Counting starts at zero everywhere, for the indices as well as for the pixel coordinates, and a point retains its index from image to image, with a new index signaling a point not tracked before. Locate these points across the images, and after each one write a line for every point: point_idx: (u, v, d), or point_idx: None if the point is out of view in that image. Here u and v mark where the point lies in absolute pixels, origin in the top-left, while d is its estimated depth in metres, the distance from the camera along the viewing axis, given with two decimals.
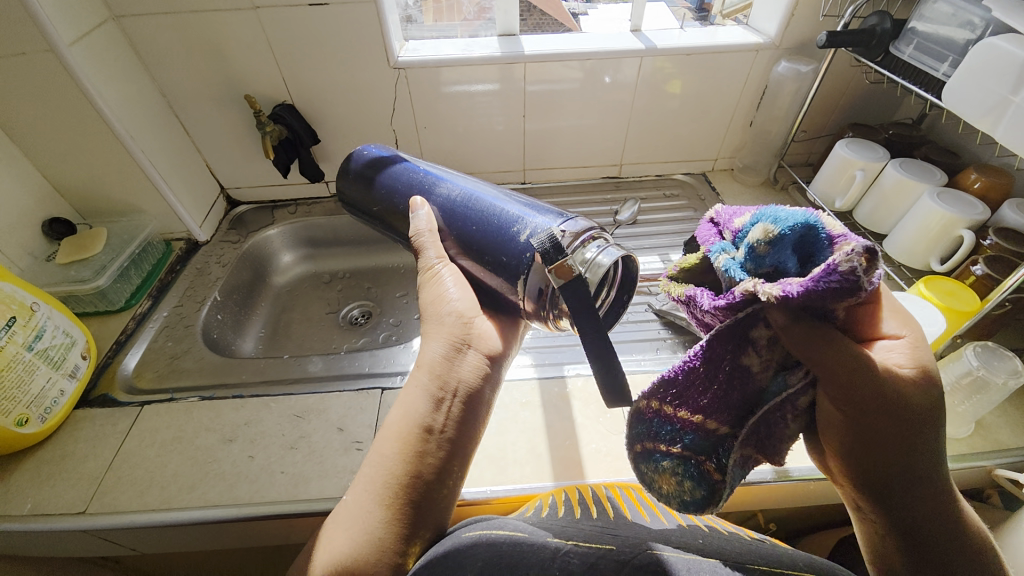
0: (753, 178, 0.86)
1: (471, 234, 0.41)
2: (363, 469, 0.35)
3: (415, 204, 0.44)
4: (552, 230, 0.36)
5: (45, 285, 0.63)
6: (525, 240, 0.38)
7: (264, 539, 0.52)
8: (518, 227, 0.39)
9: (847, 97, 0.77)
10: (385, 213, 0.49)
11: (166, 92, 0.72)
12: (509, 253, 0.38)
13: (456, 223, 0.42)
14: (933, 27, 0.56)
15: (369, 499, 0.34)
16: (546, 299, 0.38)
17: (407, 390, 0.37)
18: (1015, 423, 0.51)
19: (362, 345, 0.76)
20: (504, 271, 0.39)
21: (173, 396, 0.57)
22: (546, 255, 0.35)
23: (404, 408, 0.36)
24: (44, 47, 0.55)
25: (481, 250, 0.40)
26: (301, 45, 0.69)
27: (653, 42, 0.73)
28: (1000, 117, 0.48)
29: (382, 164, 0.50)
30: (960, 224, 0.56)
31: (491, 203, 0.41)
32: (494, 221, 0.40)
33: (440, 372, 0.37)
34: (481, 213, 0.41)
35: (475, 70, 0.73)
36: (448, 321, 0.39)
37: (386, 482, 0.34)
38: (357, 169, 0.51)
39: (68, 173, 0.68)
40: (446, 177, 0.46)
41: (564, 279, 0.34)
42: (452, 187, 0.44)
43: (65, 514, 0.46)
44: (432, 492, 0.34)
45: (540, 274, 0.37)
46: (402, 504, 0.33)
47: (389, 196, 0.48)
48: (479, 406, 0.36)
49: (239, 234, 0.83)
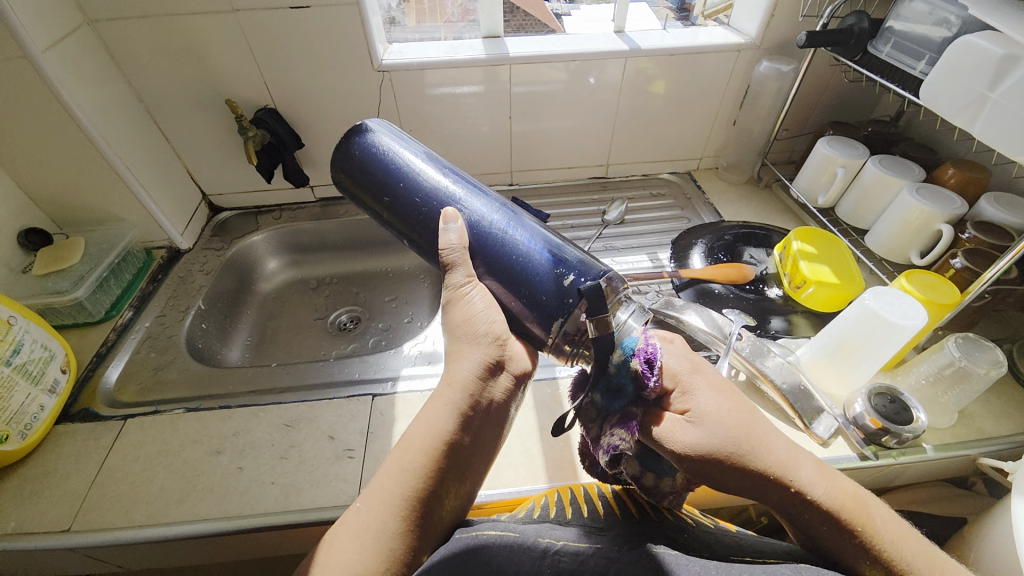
0: (737, 176, 0.87)
1: (506, 263, 0.40)
2: (380, 478, 0.35)
3: (449, 215, 0.41)
4: (599, 283, 0.37)
5: (21, 297, 0.61)
6: (569, 286, 0.38)
7: (254, 552, 0.51)
8: (560, 272, 0.39)
9: (826, 95, 0.78)
10: (401, 209, 0.44)
11: (144, 97, 0.71)
12: (547, 293, 0.38)
13: (489, 248, 0.40)
14: (910, 26, 0.58)
15: (384, 510, 0.33)
16: (574, 339, 0.39)
17: (435, 405, 0.36)
18: (996, 412, 0.53)
19: (351, 351, 0.75)
20: (541, 310, 0.38)
21: (158, 409, 0.56)
22: (593, 308, 0.37)
23: (428, 420, 0.35)
24: (17, 54, 0.54)
25: (514, 280, 0.39)
26: (283, 49, 0.68)
27: (636, 43, 0.73)
28: (978, 113, 0.50)
29: (405, 156, 0.45)
30: (939, 219, 0.57)
31: (529, 237, 0.40)
32: (534, 259, 0.39)
33: (476, 394, 0.36)
34: (520, 246, 0.40)
35: (459, 72, 0.73)
36: (482, 340, 0.38)
37: (405, 494, 0.33)
38: (371, 150, 0.45)
39: (43, 182, 0.66)
40: (474, 189, 0.43)
41: (602, 331, 0.36)
42: (485, 207, 0.42)
43: (47, 533, 0.45)
44: (445, 502, 0.34)
45: (577, 322, 0.38)
46: (416, 515, 0.33)
47: (410, 193, 0.43)
48: (502, 426, 0.37)
49: (222, 240, 0.81)
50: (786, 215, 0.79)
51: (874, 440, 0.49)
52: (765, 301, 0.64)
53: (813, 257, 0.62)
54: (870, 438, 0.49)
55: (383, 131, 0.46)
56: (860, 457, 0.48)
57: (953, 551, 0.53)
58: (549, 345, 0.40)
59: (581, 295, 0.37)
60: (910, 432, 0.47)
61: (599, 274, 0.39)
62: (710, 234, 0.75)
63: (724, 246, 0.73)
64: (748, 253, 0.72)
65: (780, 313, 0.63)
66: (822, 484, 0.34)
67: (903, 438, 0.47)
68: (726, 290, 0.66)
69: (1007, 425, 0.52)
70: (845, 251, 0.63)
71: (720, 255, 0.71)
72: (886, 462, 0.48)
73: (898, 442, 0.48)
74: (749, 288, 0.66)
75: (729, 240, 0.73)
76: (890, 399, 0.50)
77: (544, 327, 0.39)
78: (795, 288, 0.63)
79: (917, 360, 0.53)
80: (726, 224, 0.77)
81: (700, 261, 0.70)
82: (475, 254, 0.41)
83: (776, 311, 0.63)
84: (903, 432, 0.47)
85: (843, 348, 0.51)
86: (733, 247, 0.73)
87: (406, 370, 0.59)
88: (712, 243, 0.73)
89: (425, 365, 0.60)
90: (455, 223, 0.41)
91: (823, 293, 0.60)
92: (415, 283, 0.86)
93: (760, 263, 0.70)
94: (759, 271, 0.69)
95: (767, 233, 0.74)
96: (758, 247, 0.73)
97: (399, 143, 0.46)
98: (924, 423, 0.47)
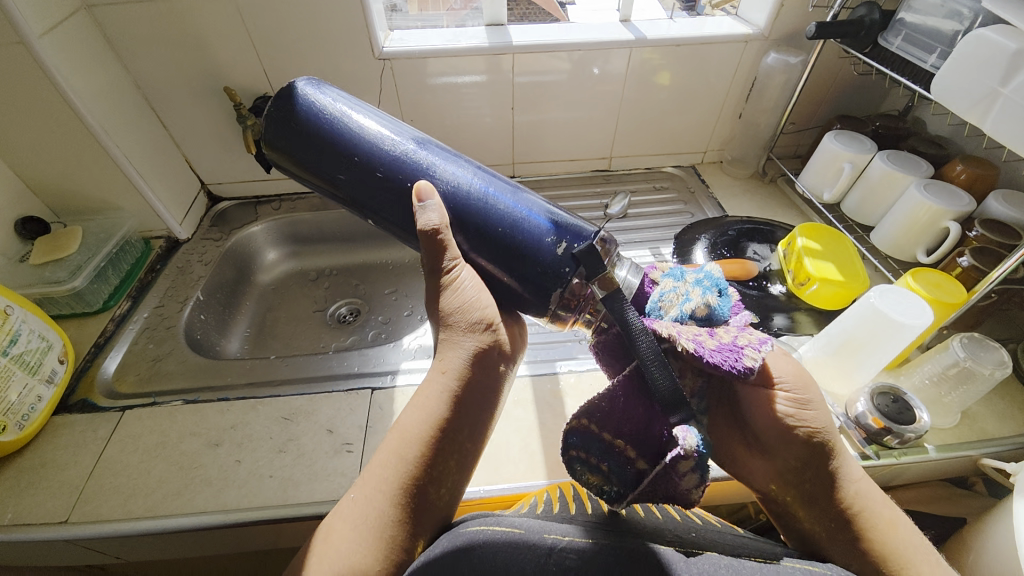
0: (741, 170, 0.86)
1: (493, 236, 0.39)
2: (376, 466, 0.35)
3: (419, 188, 0.39)
4: (591, 245, 0.37)
5: (18, 286, 0.61)
6: (562, 252, 0.38)
7: (253, 544, 0.51)
8: (551, 237, 0.38)
9: (835, 89, 0.77)
10: (363, 187, 0.41)
11: (140, 84, 0.70)
12: (544, 262, 0.38)
13: (471, 218, 0.39)
14: (922, 18, 0.56)
15: (381, 498, 0.33)
16: (575, 304, 0.39)
17: (429, 391, 0.36)
18: (999, 412, 0.52)
19: (350, 343, 0.75)
20: (537, 280, 0.38)
21: (156, 400, 0.56)
22: (591, 271, 0.36)
23: (424, 407, 0.35)
24: (11, 39, 0.53)
25: (504, 252, 0.38)
26: (283, 36, 0.67)
27: (642, 33, 0.72)
28: (989, 109, 0.48)
29: (354, 125, 0.41)
30: (947, 216, 0.56)
31: (512, 201, 0.39)
32: (520, 227, 0.38)
33: (469, 379, 0.36)
34: (505, 213, 0.39)
35: (461, 61, 0.72)
36: (473, 326, 0.37)
37: (401, 481, 0.33)
38: (317, 121, 0.41)
39: (39, 170, 0.65)
40: (440, 157, 0.41)
41: (609, 290, 0.36)
42: (458, 173, 0.40)
43: (46, 524, 0.45)
44: (439, 489, 0.34)
45: (575, 288, 0.38)
46: (412, 502, 0.33)
47: (373, 166, 0.41)
48: (494, 411, 0.37)
49: (221, 231, 0.80)
50: (791, 210, 0.79)
51: (876, 440, 0.48)
52: (768, 298, 0.64)
53: (817, 254, 0.61)
54: (871, 437, 0.48)
55: (325, 99, 0.42)
56: (861, 456, 0.48)
57: (951, 550, 0.53)
58: (552, 314, 0.39)
59: (577, 259, 0.37)
60: (911, 431, 0.47)
61: (586, 234, 0.38)
62: (713, 229, 0.74)
63: (727, 242, 0.72)
64: (752, 248, 0.71)
65: (783, 311, 0.62)
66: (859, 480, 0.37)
67: (905, 437, 0.47)
68: (728, 286, 0.65)
69: (1010, 426, 0.51)
70: (850, 248, 0.62)
71: (723, 250, 0.70)
72: (886, 461, 0.48)
73: (900, 442, 0.48)
74: (752, 285, 0.66)
75: (733, 236, 0.72)
76: (893, 398, 0.50)
77: (543, 297, 0.38)
78: (799, 285, 0.62)
79: (920, 359, 0.53)
80: (729, 219, 0.75)
81: (703, 257, 0.69)
82: (456, 226, 0.39)
83: (778, 309, 0.62)
84: (905, 431, 0.47)
85: (847, 346, 0.51)
86: (736, 243, 0.72)
87: (406, 364, 0.59)
88: (715, 238, 0.72)
89: (424, 359, 0.60)
90: (430, 193, 0.39)
91: (827, 290, 0.59)
92: (415, 276, 0.85)
93: (763, 260, 0.69)
94: (762, 268, 0.68)
95: (770, 229, 0.74)
96: (761, 243, 0.72)
97: (348, 112, 0.42)
98: (927, 424, 0.47)
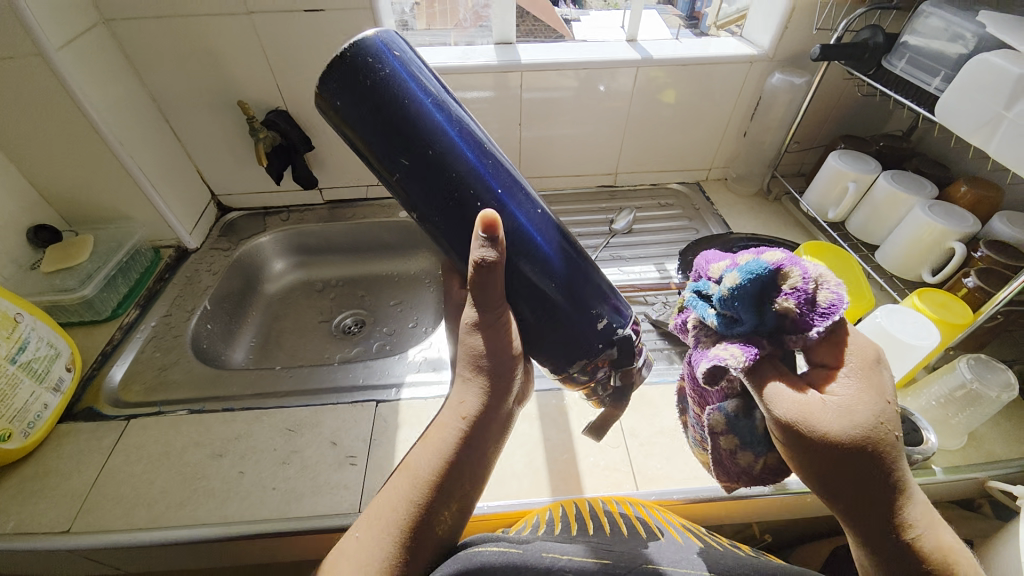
0: (746, 188, 0.86)
1: (543, 292, 0.36)
2: (379, 503, 0.33)
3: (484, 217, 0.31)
4: (628, 333, 0.39)
5: (29, 294, 0.62)
6: (603, 331, 0.38)
7: (253, 557, 0.50)
8: (596, 312, 0.38)
9: (838, 109, 0.77)
10: (422, 179, 0.34)
11: (155, 96, 0.71)
12: (582, 335, 0.38)
13: (525, 267, 0.35)
14: (925, 41, 0.57)
15: (386, 538, 0.31)
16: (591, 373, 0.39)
17: (434, 433, 0.34)
18: (1008, 434, 0.52)
19: (355, 355, 0.75)
20: (562, 353, 0.38)
21: (161, 409, 0.56)
22: (622, 361, 0.39)
23: (433, 444, 0.33)
24: (31, 52, 0.54)
25: (548, 314, 0.36)
26: (296, 52, 0.68)
27: (648, 53, 0.73)
28: (994, 131, 0.49)
29: (433, 105, 0.33)
30: (952, 237, 0.57)
31: (569, 268, 0.37)
32: (572, 296, 0.37)
33: (477, 412, 0.33)
34: (562, 280, 0.36)
35: (470, 78, 0.73)
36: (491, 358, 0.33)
37: (403, 519, 0.32)
38: (386, 84, 0.32)
39: (54, 179, 0.67)
40: (514, 190, 0.35)
41: (624, 382, 0.40)
42: (529, 219, 0.35)
43: (47, 533, 0.45)
44: (440, 523, 0.32)
45: (598, 363, 0.39)
46: (414, 541, 0.31)
47: (443, 167, 0.33)
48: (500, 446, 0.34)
49: (230, 241, 0.81)
50: (796, 228, 0.79)
51: None
52: None
53: None
54: None
55: (400, 57, 0.33)
56: None
57: None
58: (564, 378, 0.40)
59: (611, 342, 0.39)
60: (921, 452, 0.46)
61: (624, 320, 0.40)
62: (718, 246, 0.74)
63: None
64: None
65: None
66: (945, 539, 0.27)
67: (912, 459, 0.47)
68: None
69: (1019, 449, 0.51)
70: (855, 266, 0.62)
71: None
72: None
73: (906, 464, 0.47)
74: None
75: (737, 253, 0.73)
76: (899, 419, 0.49)
77: (556, 364, 0.39)
78: None
79: (927, 380, 0.53)
80: (734, 236, 0.76)
81: None
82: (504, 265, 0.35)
83: None
84: (913, 453, 0.46)
85: None
86: None
87: (410, 377, 0.59)
88: (720, 255, 0.73)
89: (429, 372, 0.60)
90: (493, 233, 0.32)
91: None
92: (420, 288, 0.86)
93: None
94: None
95: (775, 245, 0.74)
96: None
97: (423, 92, 0.33)
98: (935, 445, 0.46)
